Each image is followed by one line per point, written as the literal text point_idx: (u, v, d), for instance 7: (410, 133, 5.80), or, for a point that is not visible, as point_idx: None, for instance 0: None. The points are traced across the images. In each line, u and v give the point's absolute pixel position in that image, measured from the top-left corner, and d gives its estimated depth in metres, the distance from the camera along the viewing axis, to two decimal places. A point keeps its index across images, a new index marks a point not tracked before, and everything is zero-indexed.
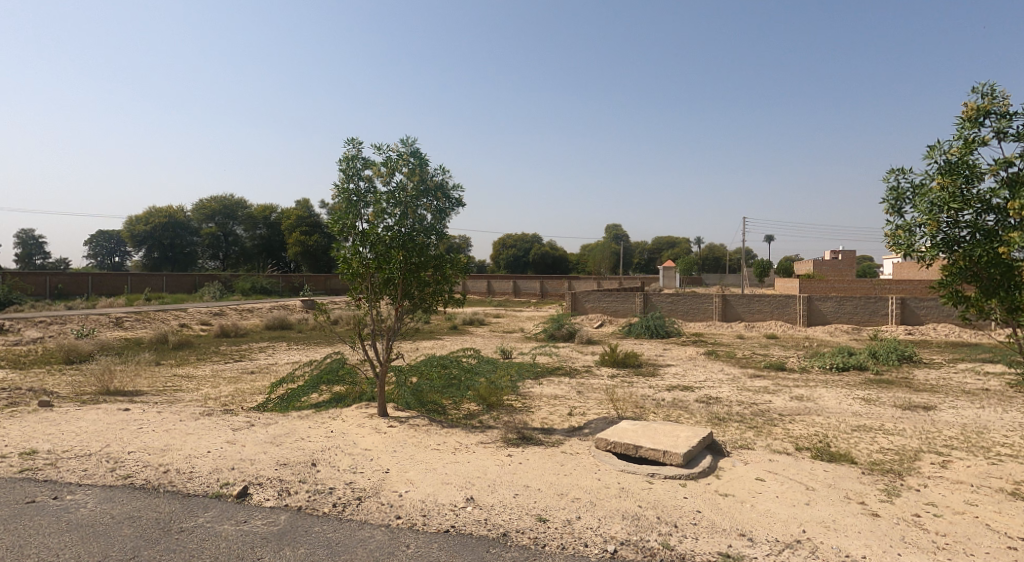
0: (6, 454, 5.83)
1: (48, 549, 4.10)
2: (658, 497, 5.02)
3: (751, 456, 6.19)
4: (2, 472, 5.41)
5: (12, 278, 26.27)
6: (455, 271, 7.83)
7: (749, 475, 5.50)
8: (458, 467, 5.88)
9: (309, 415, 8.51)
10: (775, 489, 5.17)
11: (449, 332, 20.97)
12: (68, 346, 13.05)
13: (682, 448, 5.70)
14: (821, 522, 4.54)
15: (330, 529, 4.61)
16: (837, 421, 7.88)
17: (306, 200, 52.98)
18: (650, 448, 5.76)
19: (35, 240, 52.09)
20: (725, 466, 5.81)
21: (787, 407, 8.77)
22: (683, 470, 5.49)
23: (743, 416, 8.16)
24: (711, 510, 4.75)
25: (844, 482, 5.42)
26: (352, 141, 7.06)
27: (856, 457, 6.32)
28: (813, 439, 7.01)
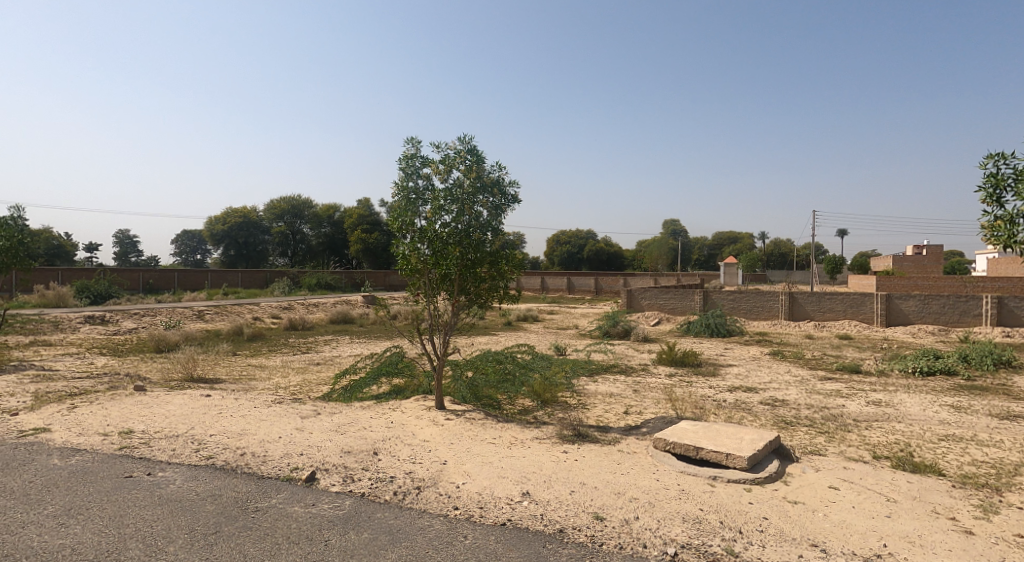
0: (106, 433, 6.35)
1: (143, 520, 4.47)
2: (721, 501, 4.97)
3: (822, 462, 6.02)
4: (104, 448, 5.91)
5: (110, 275, 28.51)
6: (510, 267, 8.00)
7: (820, 483, 5.36)
8: (514, 462, 6.02)
9: (370, 406, 8.90)
10: (851, 499, 5.03)
11: (504, 328, 21.30)
12: (158, 336, 14.01)
13: (747, 451, 5.61)
14: (905, 536, 4.40)
15: (392, 516, 4.82)
16: (922, 430, 7.53)
17: (367, 200, 54.79)
18: (712, 450, 5.70)
19: (131, 241, 56.80)
20: (794, 472, 5.68)
21: (865, 412, 8.45)
22: (747, 474, 5.40)
23: (813, 421, 7.92)
24: (780, 518, 4.67)
25: (930, 495, 5.21)
26: (413, 140, 7.33)
27: (944, 469, 6.04)
28: (894, 448, 6.73)
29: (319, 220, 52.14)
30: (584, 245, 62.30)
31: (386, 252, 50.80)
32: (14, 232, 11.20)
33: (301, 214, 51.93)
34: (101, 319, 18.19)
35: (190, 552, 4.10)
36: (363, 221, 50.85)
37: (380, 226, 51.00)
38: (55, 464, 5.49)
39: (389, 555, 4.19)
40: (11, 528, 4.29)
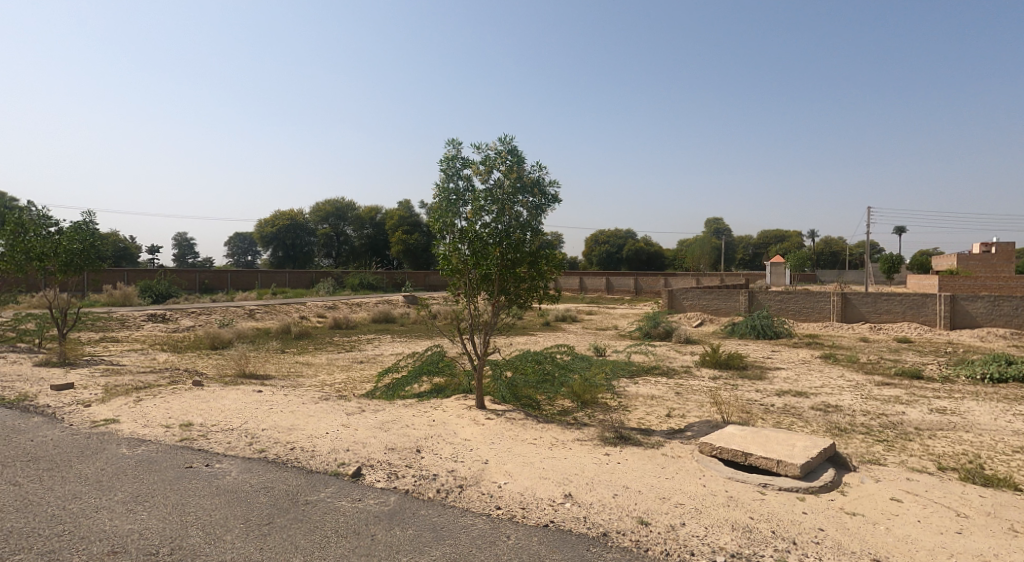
0: (167, 425, 6.63)
1: (202, 509, 4.64)
2: (772, 509, 4.84)
3: (883, 473, 5.80)
4: (166, 439, 6.17)
5: (168, 275, 29.81)
6: (549, 267, 7.99)
7: (880, 494, 5.17)
8: (556, 463, 6.01)
9: (412, 404, 9.03)
10: (916, 512, 4.83)
11: (542, 328, 21.30)
12: (213, 334, 14.56)
13: (801, 459, 5.45)
14: (977, 555, 4.20)
15: (436, 513, 4.87)
16: (992, 441, 7.17)
17: (408, 202, 55.66)
18: (763, 456, 5.56)
19: (187, 243, 59.29)
20: (852, 482, 5.49)
21: (928, 421, 8.10)
22: (800, 483, 5.25)
23: (871, 429, 7.65)
24: (837, 530, 4.52)
25: (1003, 510, 4.96)
26: (454, 142, 7.39)
27: (1018, 484, 5.74)
28: (961, 460, 6.44)
29: (361, 222, 53.20)
30: (623, 245, 61.62)
31: (427, 253, 51.38)
32: (86, 235, 11.84)
33: (344, 215, 52.87)
34: (159, 317, 19.01)
35: (244, 541, 4.23)
36: (404, 223, 51.65)
37: (421, 228, 51.67)
38: (123, 453, 5.77)
39: (434, 552, 4.23)
40: (84, 512, 4.53)
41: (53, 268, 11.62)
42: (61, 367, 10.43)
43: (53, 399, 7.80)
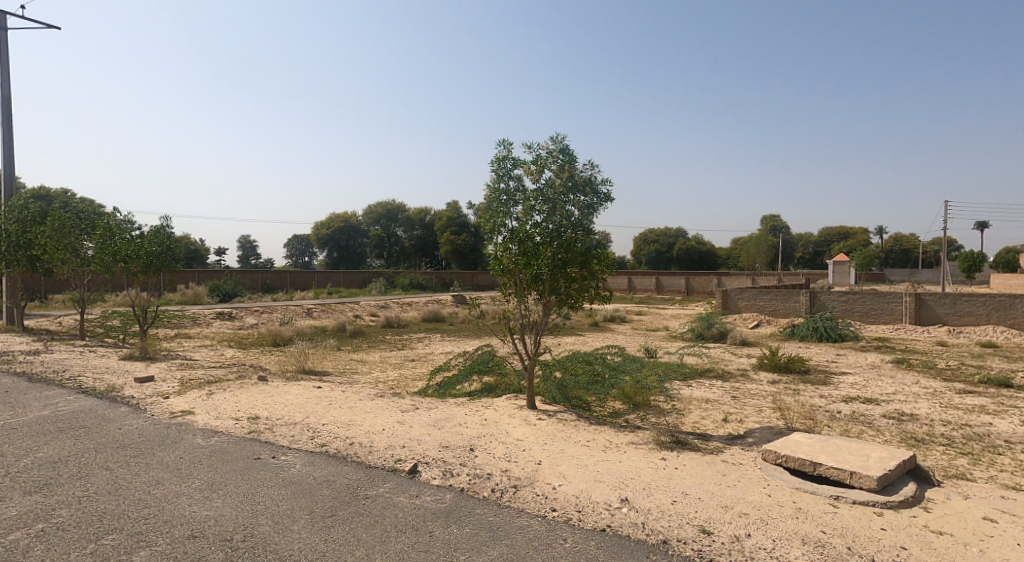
0: (237, 418, 6.92)
1: (271, 499, 4.81)
2: (846, 524, 4.62)
3: (970, 489, 5.45)
4: (235, 431, 6.43)
5: (232, 276, 31.20)
6: (601, 266, 7.89)
7: (967, 512, 4.86)
8: (611, 467, 5.92)
9: (464, 402, 9.11)
10: (1010, 534, 4.52)
11: (591, 329, 21.14)
12: (274, 332, 15.11)
13: (877, 472, 5.19)
14: None
15: (492, 513, 4.87)
16: None
17: (457, 203, 56.33)
18: (835, 467, 5.33)
19: (250, 245, 61.91)
20: (935, 498, 5.19)
21: (1017, 433, 7.57)
22: (876, 496, 5.00)
23: (952, 440, 7.21)
24: (921, 549, 4.27)
25: None
26: (505, 142, 7.40)
27: None
28: None
29: (410, 223, 54.13)
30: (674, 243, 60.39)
31: (473, 253, 51.89)
32: (164, 239, 12.50)
33: (395, 218, 54.25)
34: (226, 314, 19.89)
35: (310, 532, 4.35)
36: (452, 224, 52.23)
37: (469, 228, 52.14)
38: (198, 443, 6.05)
39: (491, 551, 4.24)
40: (166, 498, 4.78)
41: (135, 269, 12.32)
42: (141, 360, 11.07)
43: (135, 390, 8.28)
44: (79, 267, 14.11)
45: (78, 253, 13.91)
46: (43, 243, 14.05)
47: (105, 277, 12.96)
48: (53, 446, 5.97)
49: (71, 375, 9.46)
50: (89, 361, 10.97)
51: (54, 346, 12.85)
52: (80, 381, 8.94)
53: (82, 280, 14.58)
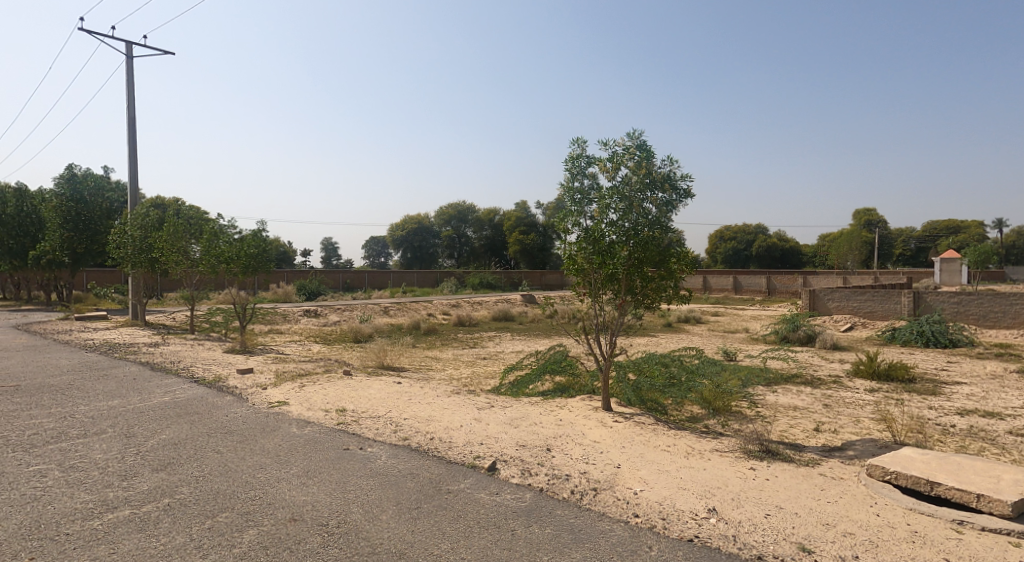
0: (326, 409, 7.16)
1: (360, 489, 4.90)
2: (973, 552, 4.16)
3: None
4: (326, 422, 6.64)
5: (315, 275, 32.65)
6: (680, 265, 7.57)
7: None
8: (695, 474, 5.65)
9: (538, 402, 9.02)
10: None
11: (664, 330, 20.57)
12: (355, 329, 15.64)
13: (1008, 496, 4.65)
14: None
15: (572, 515, 4.74)
16: None
17: (525, 203, 56.46)
18: (957, 489, 4.83)
19: (331, 247, 64.71)
20: None
21: None
22: (1007, 523, 4.48)
23: None
24: None
25: None
26: (579, 141, 7.24)
27: None
28: None
29: (481, 223, 54.16)
30: (754, 240, 57.79)
31: (542, 253, 51.84)
32: (261, 241, 13.19)
33: (465, 218, 54.95)
34: (312, 311, 20.83)
35: (399, 522, 4.39)
36: (521, 223, 52.28)
37: (538, 227, 52.07)
38: (294, 432, 6.29)
39: (574, 554, 4.10)
40: (268, 482, 4.99)
41: (236, 269, 13.09)
42: (241, 353, 11.75)
43: (238, 381, 8.77)
44: (189, 268, 15.08)
45: (188, 255, 14.89)
46: (160, 247, 15.25)
47: (212, 277, 13.87)
48: (171, 429, 6.42)
49: (184, 365, 10.18)
50: (197, 353, 11.76)
51: (167, 339, 13.91)
52: (191, 371, 9.60)
53: (192, 280, 15.56)
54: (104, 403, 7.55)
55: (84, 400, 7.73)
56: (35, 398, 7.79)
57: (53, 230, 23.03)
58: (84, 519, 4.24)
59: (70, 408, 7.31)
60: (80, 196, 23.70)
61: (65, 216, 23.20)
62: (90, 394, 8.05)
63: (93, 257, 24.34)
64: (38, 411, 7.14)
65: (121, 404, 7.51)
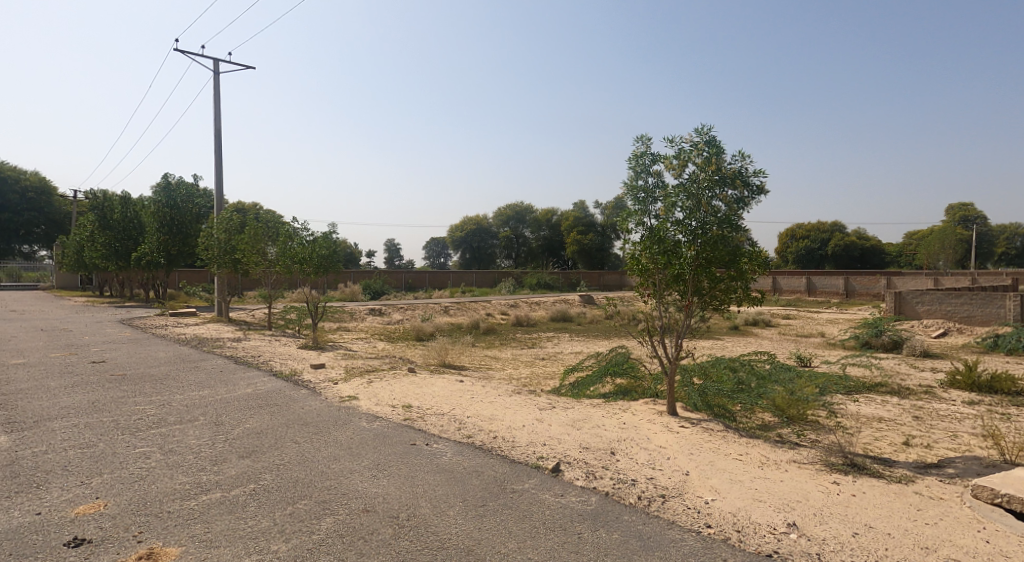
0: (393, 405, 7.16)
1: (428, 484, 4.82)
2: None
3: None
4: (393, 418, 6.62)
5: (379, 275, 33.35)
6: (752, 265, 7.10)
7: None
8: (772, 486, 5.25)
9: (600, 404, 8.75)
10: None
11: (731, 333, 19.75)
12: (417, 328, 15.78)
13: None
14: None
15: (640, 521, 4.47)
16: None
17: (583, 202, 55.87)
18: None
19: (394, 248, 66.17)
20: None
21: None
22: None
23: None
24: None
25: None
26: (643, 138, 6.93)
27: None
28: None
29: (538, 224, 54.03)
30: (829, 240, 54.97)
31: (601, 253, 51.10)
32: (332, 243, 13.47)
33: (523, 219, 54.90)
34: (377, 310, 21.26)
35: (466, 518, 4.28)
36: (579, 223, 51.59)
37: (596, 227, 51.32)
38: (364, 426, 6.31)
39: None
40: (341, 473, 5.01)
41: (309, 270, 13.46)
42: (313, 349, 12.06)
43: (311, 375, 8.97)
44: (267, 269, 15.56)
45: (266, 256, 15.38)
46: (242, 248, 15.87)
47: (286, 276, 14.31)
48: (255, 418, 6.60)
49: (264, 359, 10.54)
50: (274, 348, 12.18)
51: (247, 334, 14.49)
52: (270, 364, 9.93)
53: (271, 279, 16.07)
54: (195, 393, 7.86)
55: (176, 389, 8.08)
56: (137, 387, 8.22)
57: (153, 234, 24.52)
58: (183, 499, 4.45)
59: (169, 396, 7.66)
60: (174, 202, 25.08)
61: (162, 222, 24.59)
62: (184, 383, 8.44)
63: (185, 259, 25.65)
64: (140, 399, 7.52)
65: (210, 394, 7.80)
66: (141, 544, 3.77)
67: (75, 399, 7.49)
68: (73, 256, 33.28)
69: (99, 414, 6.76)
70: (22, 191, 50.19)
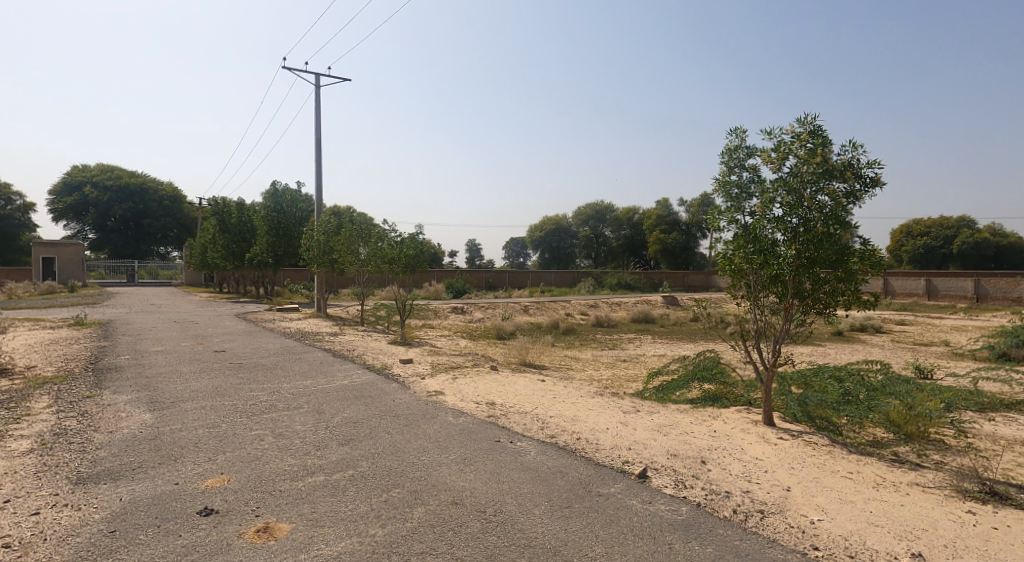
0: (477, 401, 6.96)
1: (515, 481, 4.53)
2: None
3: None
4: (478, 414, 6.41)
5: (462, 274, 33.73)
6: (864, 266, 6.26)
7: None
8: (891, 510, 4.54)
9: (689, 410, 8.15)
10: None
11: (834, 339, 18.21)
12: (497, 326, 15.64)
13: None
14: None
15: (737, 536, 3.96)
16: None
17: (667, 201, 54.04)
18: None
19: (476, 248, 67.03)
20: None
21: None
22: None
23: None
24: None
25: None
26: (737, 129, 6.29)
27: None
28: None
29: (619, 223, 52.81)
30: (949, 239, 49.96)
31: (685, 252, 49.14)
32: (419, 245, 13.56)
33: (603, 218, 53.92)
34: (460, 308, 21.40)
35: (552, 518, 3.96)
36: (661, 222, 49.80)
37: (680, 226, 49.31)
38: (451, 420, 6.14)
39: None
40: (430, 464, 4.82)
41: (397, 269, 13.65)
42: (402, 345, 12.19)
43: (401, 369, 9.00)
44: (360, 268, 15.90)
45: (357, 256, 15.74)
46: (338, 248, 16.37)
47: (377, 275, 14.58)
48: (353, 408, 6.59)
49: (358, 353, 10.73)
50: (367, 343, 12.42)
51: (343, 329, 14.94)
52: (363, 358, 10.08)
53: (364, 278, 16.47)
54: (299, 382, 8.01)
55: (284, 378, 8.32)
56: (252, 374, 8.56)
57: (262, 237, 26.00)
58: (292, 479, 4.47)
59: (278, 384, 7.84)
60: (280, 207, 26.46)
61: (270, 225, 26.04)
62: (289, 373, 8.69)
63: (290, 259, 27.07)
64: (256, 385, 7.76)
65: (312, 384, 7.93)
66: (258, 519, 3.84)
67: (203, 384, 7.86)
68: (197, 257, 36.22)
69: (221, 398, 7.03)
70: (161, 200, 55.51)
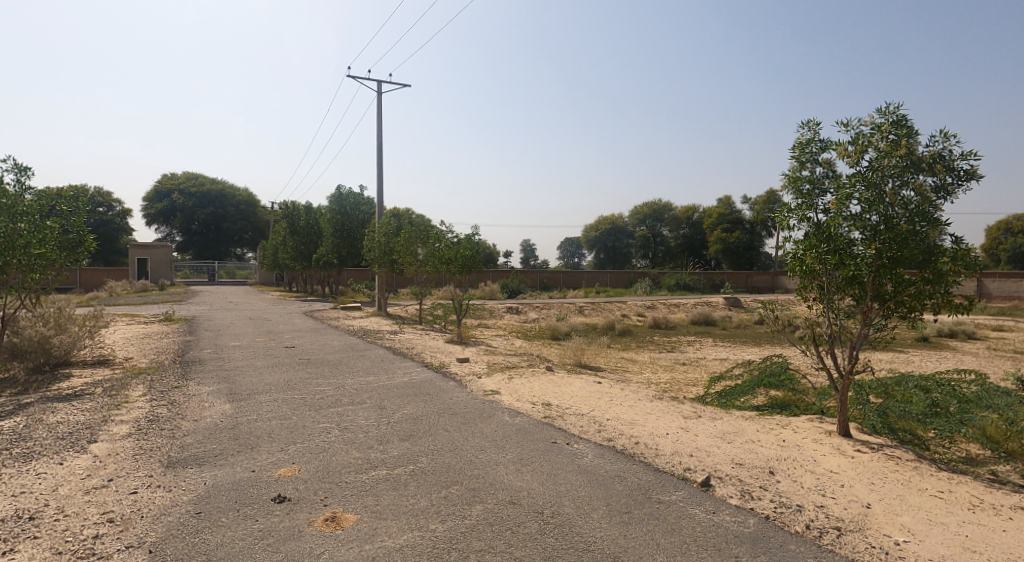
0: (533, 402, 6.66)
1: (573, 485, 4.20)
2: None
3: None
4: (533, 414, 6.11)
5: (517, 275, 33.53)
6: (956, 266, 5.53)
7: None
8: (993, 536, 3.94)
9: (755, 417, 7.57)
10: None
11: (916, 346, 16.86)
12: (552, 327, 15.31)
13: None
14: None
15: (812, 555, 3.49)
16: None
17: (728, 199, 52.14)
18: None
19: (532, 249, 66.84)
20: None
21: None
22: None
23: None
24: None
25: None
26: (808, 121, 5.72)
27: None
28: None
29: (677, 222, 51.32)
30: None
31: (749, 252, 47.19)
32: (476, 244, 13.40)
33: (662, 218, 52.56)
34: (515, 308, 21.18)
35: (610, 524, 3.62)
36: (722, 221, 47.86)
37: (743, 225, 47.36)
38: (507, 420, 5.86)
39: None
40: (487, 463, 4.56)
41: (454, 269, 13.55)
42: (458, 344, 12.05)
43: (458, 368, 8.83)
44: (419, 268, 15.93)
45: (416, 255, 15.78)
46: (398, 248, 16.46)
47: (435, 274, 14.51)
48: (411, 405, 6.42)
49: (416, 351, 10.65)
50: (425, 341, 12.36)
51: (402, 327, 14.99)
52: (421, 356, 9.97)
53: (422, 277, 16.49)
54: (362, 378, 7.93)
55: (346, 373, 8.29)
56: (317, 369, 8.59)
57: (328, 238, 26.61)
58: (357, 471, 4.30)
59: (341, 380, 7.79)
60: (344, 209, 27.04)
61: (336, 227, 26.63)
62: (351, 369, 8.67)
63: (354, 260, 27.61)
64: (321, 380, 7.76)
65: (373, 380, 7.83)
66: (327, 508, 3.68)
67: (273, 377, 7.93)
68: (269, 259, 37.63)
69: (294, 391, 7.03)
70: (237, 206, 58.10)
